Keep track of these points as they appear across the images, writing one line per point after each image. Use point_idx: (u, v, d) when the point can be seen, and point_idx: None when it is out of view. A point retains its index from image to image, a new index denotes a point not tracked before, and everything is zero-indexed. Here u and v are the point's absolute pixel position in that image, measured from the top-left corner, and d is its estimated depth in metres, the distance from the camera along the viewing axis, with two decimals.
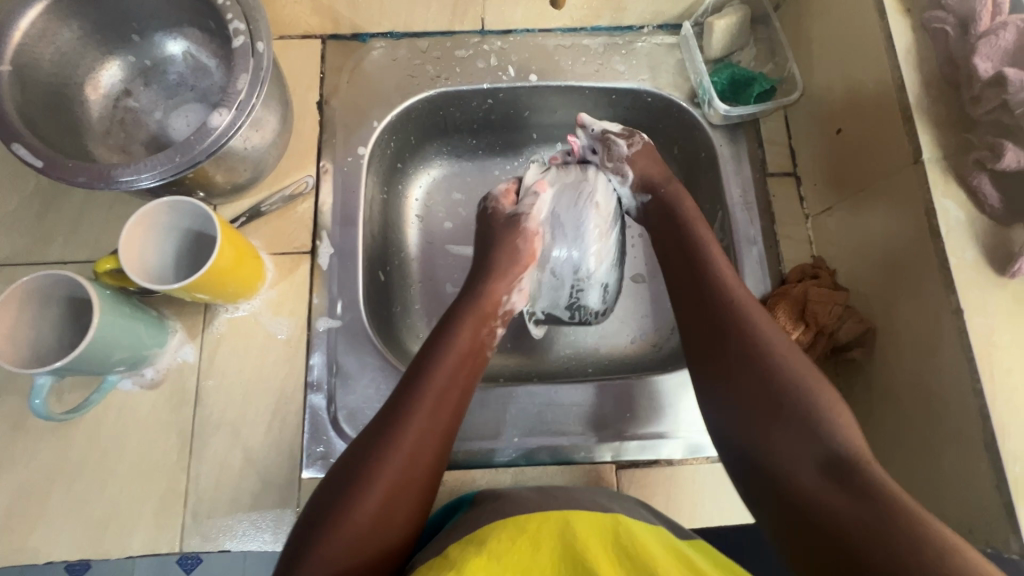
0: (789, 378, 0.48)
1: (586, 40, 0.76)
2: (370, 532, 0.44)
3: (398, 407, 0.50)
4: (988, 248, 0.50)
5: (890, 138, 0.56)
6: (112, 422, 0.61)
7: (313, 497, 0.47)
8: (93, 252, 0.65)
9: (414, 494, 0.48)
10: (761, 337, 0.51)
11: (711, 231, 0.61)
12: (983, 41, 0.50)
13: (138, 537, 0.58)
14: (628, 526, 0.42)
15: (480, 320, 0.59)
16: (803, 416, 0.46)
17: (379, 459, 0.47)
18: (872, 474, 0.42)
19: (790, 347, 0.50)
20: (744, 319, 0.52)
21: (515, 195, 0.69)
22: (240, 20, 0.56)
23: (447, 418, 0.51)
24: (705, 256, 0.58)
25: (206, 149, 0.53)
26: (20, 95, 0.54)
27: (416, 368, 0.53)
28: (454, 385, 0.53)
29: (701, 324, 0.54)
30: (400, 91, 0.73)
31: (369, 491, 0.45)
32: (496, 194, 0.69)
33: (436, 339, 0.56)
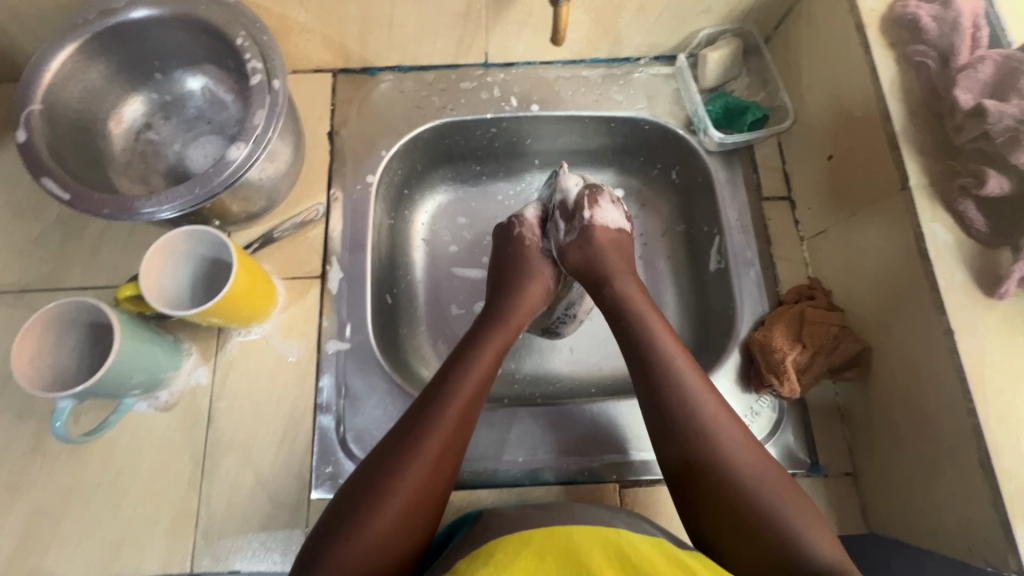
0: (731, 459, 0.50)
1: (585, 72, 0.79)
2: (394, 534, 0.46)
3: (421, 420, 0.52)
4: (976, 271, 0.52)
5: (878, 165, 0.59)
6: (126, 444, 0.63)
7: (336, 497, 0.49)
8: (112, 278, 0.67)
9: (435, 502, 0.50)
10: (694, 399, 0.54)
11: (640, 290, 0.64)
12: (963, 74, 0.53)
13: (149, 558, 0.59)
14: (629, 539, 0.44)
15: (502, 339, 0.61)
16: (717, 451, 0.51)
17: (405, 463, 0.49)
18: (811, 543, 0.46)
19: (724, 414, 0.53)
20: (683, 387, 0.54)
21: (543, 226, 0.72)
22: (257, 59, 0.59)
23: (466, 430, 0.54)
24: (637, 316, 0.61)
25: (223, 181, 0.56)
26: (49, 133, 0.57)
27: (438, 382, 0.55)
28: (475, 402, 0.55)
29: (642, 402, 0.56)
30: (407, 122, 0.76)
31: (399, 491, 0.48)
32: (528, 220, 0.71)
33: (460, 356, 0.58)
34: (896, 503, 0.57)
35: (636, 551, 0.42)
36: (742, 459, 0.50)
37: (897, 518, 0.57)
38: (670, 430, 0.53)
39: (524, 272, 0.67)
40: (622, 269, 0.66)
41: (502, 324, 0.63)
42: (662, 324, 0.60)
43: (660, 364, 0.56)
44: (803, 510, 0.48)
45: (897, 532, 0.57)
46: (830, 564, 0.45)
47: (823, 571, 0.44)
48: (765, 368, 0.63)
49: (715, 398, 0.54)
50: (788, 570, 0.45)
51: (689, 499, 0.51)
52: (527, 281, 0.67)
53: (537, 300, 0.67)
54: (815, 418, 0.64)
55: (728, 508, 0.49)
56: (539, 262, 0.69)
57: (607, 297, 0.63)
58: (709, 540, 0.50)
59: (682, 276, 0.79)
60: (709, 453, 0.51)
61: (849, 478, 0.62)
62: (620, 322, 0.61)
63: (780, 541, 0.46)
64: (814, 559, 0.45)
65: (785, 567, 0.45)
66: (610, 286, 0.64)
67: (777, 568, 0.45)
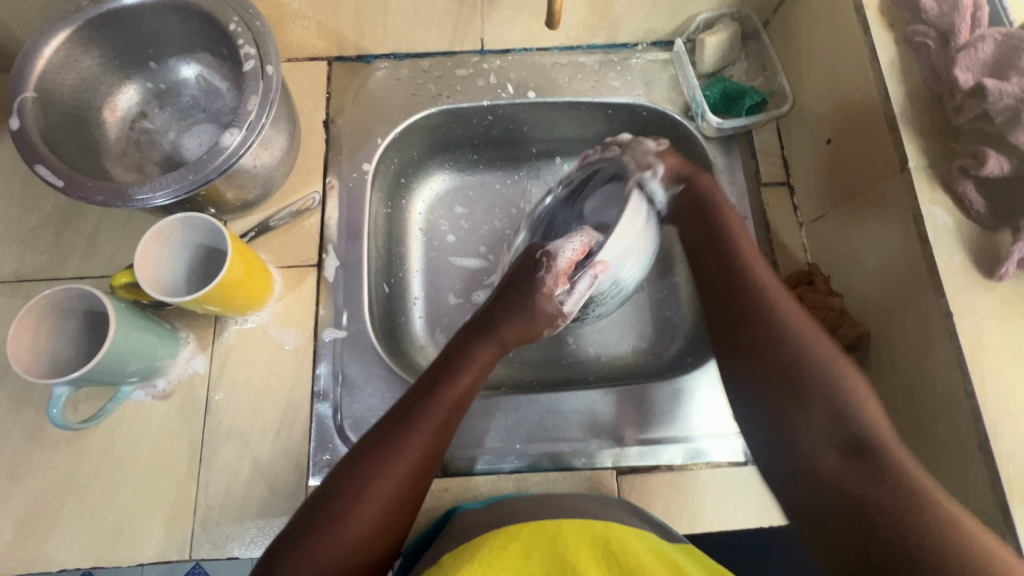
0: (782, 317, 0.54)
1: (582, 58, 0.79)
2: (354, 548, 0.46)
3: (394, 434, 0.51)
4: (975, 253, 0.52)
5: (877, 148, 0.58)
6: (124, 433, 0.63)
7: (308, 496, 0.49)
8: (109, 267, 0.67)
9: (399, 520, 0.49)
10: (759, 288, 0.56)
11: (729, 198, 0.65)
12: (962, 53, 0.53)
13: (147, 546, 0.59)
14: (618, 535, 0.43)
15: (486, 356, 0.59)
16: (809, 381, 0.49)
17: (372, 480, 0.48)
18: (858, 410, 0.47)
19: (786, 296, 0.56)
20: (750, 266, 0.58)
21: (571, 262, 0.61)
22: (250, 45, 0.58)
23: (437, 450, 0.52)
24: (721, 225, 0.63)
25: (217, 167, 0.56)
26: (42, 120, 0.57)
27: (418, 397, 0.54)
28: (449, 424, 0.54)
29: (714, 277, 0.60)
30: (403, 109, 0.76)
31: (362, 505, 0.47)
32: (557, 254, 0.61)
33: (441, 369, 0.57)
34: None
35: (625, 549, 0.42)
36: (796, 323, 0.53)
37: None
38: (729, 286, 0.58)
39: (530, 284, 0.62)
40: (706, 170, 0.67)
41: (486, 339, 0.60)
42: (747, 237, 0.62)
43: (738, 262, 0.59)
44: (862, 390, 0.48)
45: None
46: (884, 442, 0.44)
47: (869, 433, 0.45)
48: None
49: (779, 283, 0.57)
50: (834, 430, 0.46)
51: (738, 347, 0.55)
52: (530, 304, 0.61)
53: (535, 328, 0.63)
54: None
55: (774, 352, 0.52)
56: (560, 279, 0.61)
57: (694, 189, 0.65)
58: (757, 380, 0.52)
59: (680, 264, 0.79)
60: (761, 312, 0.55)
61: None
62: (701, 215, 0.64)
63: (823, 397, 0.48)
64: (862, 426, 0.46)
65: (812, 462, 0.46)
66: (694, 183, 0.65)
67: (814, 439, 0.47)
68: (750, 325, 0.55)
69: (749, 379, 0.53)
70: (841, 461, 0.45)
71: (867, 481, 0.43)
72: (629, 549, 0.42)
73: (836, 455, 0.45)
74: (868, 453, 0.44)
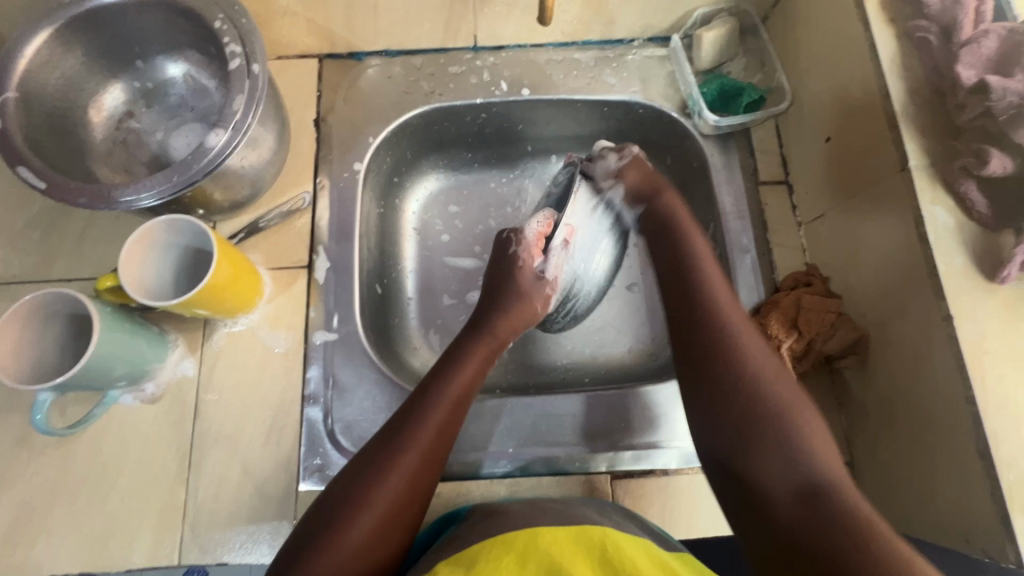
0: (750, 360, 0.52)
1: (577, 54, 0.77)
2: (356, 558, 0.45)
3: (391, 441, 0.50)
4: (977, 254, 0.50)
5: (877, 147, 0.57)
6: (112, 437, 0.62)
7: (313, 503, 0.48)
8: (97, 269, 0.66)
9: (403, 527, 0.48)
10: (737, 342, 0.53)
11: (691, 213, 0.65)
12: (965, 49, 0.51)
13: (136, 551, 0.59)
14: (614, 539, 0.43)
15: (481, 359, 0.59)
16: (760, 417, 0.48)
17: (370, 489, 0.47)
18: (811, 450, 0.46)
19: (750, 330, 0.54)
20: (712, 294, 0.57)
21: (544, 245, 0.65)
22: (236, 43, 0.57)
23: (438, 452, 0.51)
24: (684, 237, 0.63)
25: (203, 168, 0.55)
26: (25, 121, 0.56)
27: (417, 398, 0.53)
28: (452, 420, 0.53)
29: (675, 297, 0.58)
30: (395, 107, 0.75)
31: (363, 514, 0.46)
32: (527, 239, 0.65)
33: (438, 371, 0.56)
34: (892, 492, 0.56)
35: (620, 553, 0.41)
36: (766, 370, 0.51)
37: (893, 508, 0.56)
38: (692, 333, 0.55)
39: (512, 289, 0.64)
40: (670, 201, 0.66)
41: (483, 337, 0.61)
42: (707, 250, 0.62)
43: (698, 282, 0.58)
44: (815, 428, 0.48)
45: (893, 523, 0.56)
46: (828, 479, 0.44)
47: (819, 475, 0.45)
48: None
49: (743, 313, 0.56)
50: (785, 479, 0.45)
51: (699, 381, 0.53)
52: (513, 295, 0.63)
53: (524, 317, 0.64)
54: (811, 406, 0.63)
55: (736, 391, 0.50)
56: (532, 283, 0.64)
57: (662, 204, 0.66)
58: (716, 414, 0.51)
59: None
60: (727, 347, 0.53)
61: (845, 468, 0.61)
62: (665, 237, 0.64)
63: (777, 442, 0.47)
64: (817, 472, 0.45)
65: (772, 500, 0.45)
66: (678, 233, 0.63)
67: (772, 477, 0.46)
68: (710, 350, 0.53)
69: (711, 411, 0.51)
70: (797, 505, 0.44)
71: (818, 518, 0.42)
72: (625, 553, 0.41)
73: (791, 499, 0.44)
74: (821, 495, 0.43)
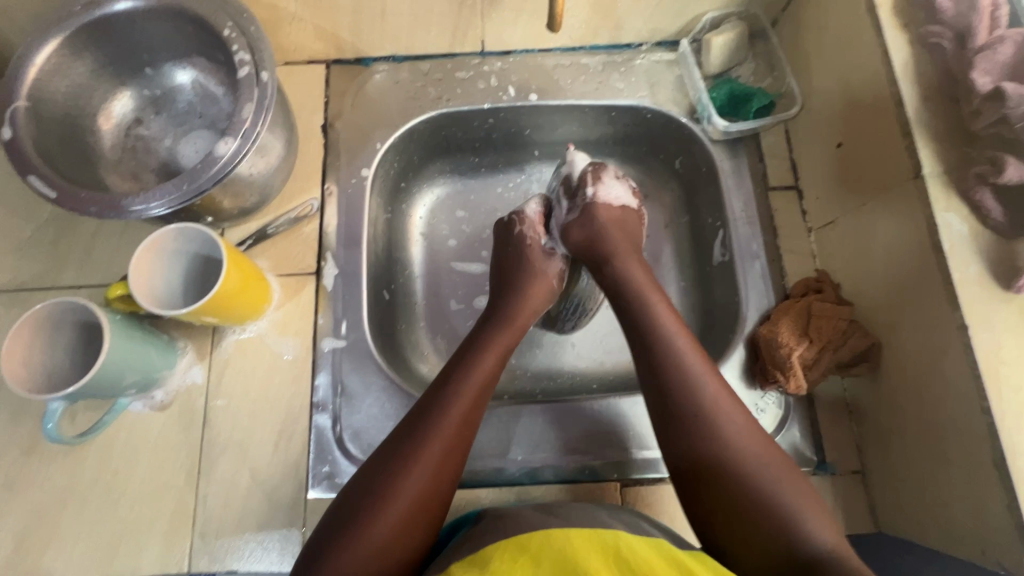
0: (727, 436, 0.49)
1: (584, 59, 0.77)
2: (391, 540, 0.45)
3: (419, 426, 0.50)
4: (993, 263, 0.50)
5: (890, 153, 0.56)
6: (122, 445, 0.62)
7: (339, 497, 0.48)
8: (106, 276, 0.67)
9: (434, 511, 0.48)
10: (699, 394, 0.51)
11: (647, 275, 0.61)
12: (981, 55, 0.50)
13: (146, 559, 0.59)
14: (626, 541, 0.42)
15: (502, 345, 0.59)
16: (732, 467, 0.48)
17: (401, 475, 0.47)
18: (804, 527, 0.45)
19: (725, 398, 0.52)
20: (685, 368, 0.53)
21: (546, 222, 0.68)
22: (244, 51, 0.57)
23: (466, 433, 0.52)
24: (643, 302, 0.58)
25: (212, 176, 0.55)
26: (35, 130, 0.56)
27: (442, 384, 0.54)
28: (478, 405, 0.54)
29: (643, 379, 0.54)
30: (402, 113, 0.75)
31: (398, 497, 0.46)
32: (529, 217, 0.68)
33: (461, 358, 0.57)
34: (906, 501, 0.55)
35: (634, 554, 0.41)
36: (746, 451, 0.49)
37: (907, 518, 0.55)
38: (671, 413, 0.52)
39: (531, 273, 0.65)
40: (625, 251, 0.62)
41: (504, 324, 0.61)
42: (672, 317, 0.57)
43: (661, 347, 0.54)
44: (793, 488, 0.47)
45: (906, 533, 0.55)
46: (820, 548, 0.44)
47: (808, 546, 0.44)
48: (770, 364, 0.61)
49: (712, 371, 0.53)
50: (780, 553, 0.45)
51: (687, 471, 0.50)
52: (530, 280, 0.65)
53: (542, 300, 0.65)
54: (822, 414, 0.63)
55: (724, 480, 0.48)
56: (543, 261, 0.66)
57: (607, 275, 0.61)
58: (702, 502, 0.48)
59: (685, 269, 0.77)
60: (704, 415, 0.50)
61: (857, 476, 0.60)
62: (617, 298, 0.60)
63: (773, 525, 0.45)
64: (805, 536, 0.45)
65: (770, 557, 0.45)
66: (613, 266, 0.61)
67: (763, 548, 0.45)
68: (689, 445, 0.50)
69: (702, 508, 0.48)
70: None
71: None
72: (636, 554, 0.41)
73: (792, 574, 0.43)
74: (816, 572, 0.42)
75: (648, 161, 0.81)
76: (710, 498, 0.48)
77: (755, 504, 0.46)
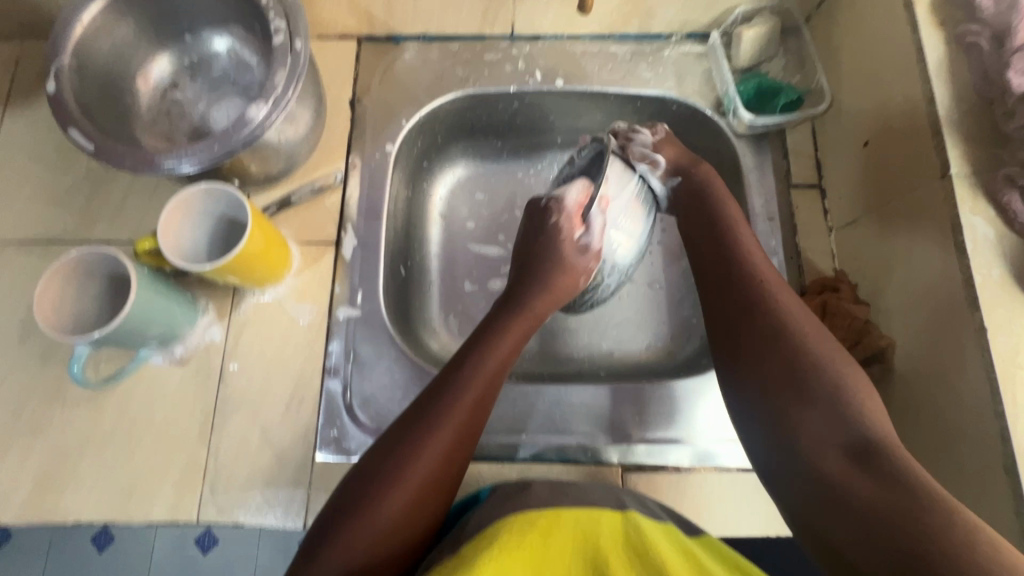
0: (817, 355, 0.49)
1: (613, 47, 0.77)
2: (390, 529, 0.46)
3: (427, 415, 0.50)
4: (1017, 267, 0.49)
5: (918, 152, 0.55)
6: (141, 395, 0.64)
7: (341, 486, 0.49)
8: (134, 234, 0.69)
9: (435, 501, 0.49)
10: (775, 293, 0.54)
11: (739, 208, 0.63)
12: (1018, 55, 0.49)
13: (158, 506, 0.61)
14: (642, 529, 0.42)
15: (513, 339, 0.59)
16: (826, 383, 0.47)
17: (405, 463, 0.48)
18: (898, 452, 0.42)
19: (814, 322, 0.52)
20: (769, 294, 0.54)
21: (584, 214, 0.65)
22: (281, 19, 0.59)
23: (472, 426, 0.52)
24: (732, 235, 0.60)
25: (242, 138, 0.56)
26: (78, 85, 0.58)
27: (452, 374, 0.54)
28: (485, 397, 0.53)
29: (723, 311, 0.55)
30: (428, 91, 0.76)
31: (399, 485, 0.47)
32: (567, 207, 0.65)
33: (471, 350, 0.56)
34: None
35: (650, 545, 0.41)
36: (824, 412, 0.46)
37: None
38: (750, 327, 0.52)
39: (556, 261, 0.64)
40: (717, 185, 0.65)
41: (514, 318, 0.61)
42: (757, 247, 0.59)
43: (746, 271, 0.56)
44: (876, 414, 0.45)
45: None
46: (917, 474, 0.41)
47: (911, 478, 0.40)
48: None
49: (780, 278, 0.56)
50: (863, 479, 0.41)
51: (756, 358, 0.51)
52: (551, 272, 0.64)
53: (565, 291, 0.65)
54: None
55: (817, 402, 0.46)
56: (575, 256, 0.65)
57: (698, 201, 0.64)
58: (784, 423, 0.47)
59: None
60: (795, 359, 0.49)
61: None
62: (712, 228, 0.62)
63: (860, 442, 0.43)
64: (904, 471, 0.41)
65: (851, 489, 0.42)
66: (705, 189, 0.65)
67: (855, 479, 0.42)
68: (770, 364, 0.50)
69: (789, 427, 0.47)
70: (879, 499, 0.40)
71: (903, 519, 0.38)
72: (650, 542, 0.41)
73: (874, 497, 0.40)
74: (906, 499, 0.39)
75: None
76: (798, 389, 0.47)
77: (851, 431, 0.44)
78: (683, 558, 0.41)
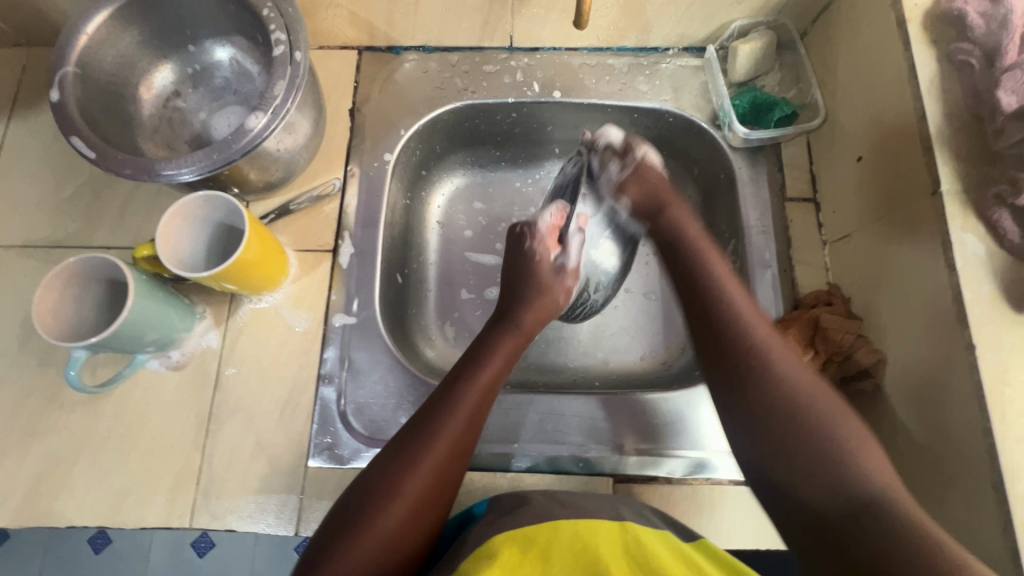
0: (782, 371, 0.49)
1: (611, 60, 0.78)
2: (392, 541, 0.46)
3: (424, 428, 0.51)
4: (1006, 285, 0.49)
5: (910, 169, 0.56)
6: (137, 399, 0.65)
7: (339, 498, 0.49)
8: (134, 239, 0.70)
9: (434, 509, 0.49)
10: (744, 319, 0.53)
11: (699, 227, 0.63)
12: (1007, 75, 0.49)
13: (152, 511, 0.61)
14: (640, 536, 0.43)
15: (507, 350, 0.59)
16: (790, 408, 0.47)
17: (403, 476, 0.48)
18: (867, 470, 0.44)
19: (778, 339, 0.52)
20: (740, 321, 0.53)
21: (560, 235, 0.64)
22: (281, 31, 0.59)
23: (468, 438, 0.52)
24: (698, 254, 0.59)
25: (241, 148, 0.57)
26: (81, 94, 0.59)
27: (448, 387, 0.54)
28: (477, 415, 0.53)
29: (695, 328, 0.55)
30: (427, 102, 0.76)
31: (399, 498, 0.47)
32: (541, 231, 0.64)
33: (466, 363, 0.57)
34: None
35: (647, 552, 0.42)
36: (807, 391, 0.48)
37: None
38: (724, 358, 0.52)
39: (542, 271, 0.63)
40: (677, 202, 0.65)
41: (509, 331, 0.61)
42: (723, 263, 0.59)
43: (712, 291, 0.56)
44: (849, 427, 0.46)
45: None
46: (884, 492, 0.42)
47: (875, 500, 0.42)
48: None
49: (743, 290, 0.56)
50: (831, 498, 0.43)
51: (726, 371, 0.51)
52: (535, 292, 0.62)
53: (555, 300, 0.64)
54: None
55: (783, 428, 0.47)
56: (553, 278, 0.63)
57: (663, 223, 0.63)
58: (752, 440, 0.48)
59: None
60: (763, 385, 0.49)
61: None
62: (676, 252, 0.61)
63: (829, 461, 0.44)
64: (871, 489, 0.43)
65: (820, 509, 0.43)
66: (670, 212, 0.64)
67: (824, 493, 0.44)
68: (745, 390, 0.50)
69: (755, 440, 0.48)
70: (849, 518, 0.42)
71: (877, 535, 0.40)
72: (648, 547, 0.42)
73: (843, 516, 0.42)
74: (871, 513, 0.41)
75: (666, 166, 0.82)
76: (766, 420, 0.48)
77: (819, 455, 0.45)
78: (678, 563, 0.41)
